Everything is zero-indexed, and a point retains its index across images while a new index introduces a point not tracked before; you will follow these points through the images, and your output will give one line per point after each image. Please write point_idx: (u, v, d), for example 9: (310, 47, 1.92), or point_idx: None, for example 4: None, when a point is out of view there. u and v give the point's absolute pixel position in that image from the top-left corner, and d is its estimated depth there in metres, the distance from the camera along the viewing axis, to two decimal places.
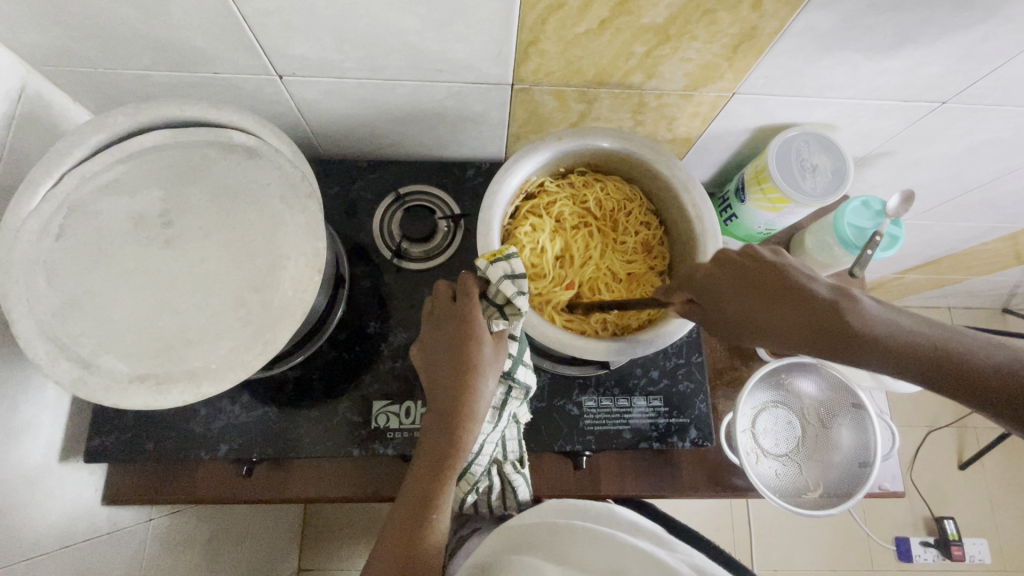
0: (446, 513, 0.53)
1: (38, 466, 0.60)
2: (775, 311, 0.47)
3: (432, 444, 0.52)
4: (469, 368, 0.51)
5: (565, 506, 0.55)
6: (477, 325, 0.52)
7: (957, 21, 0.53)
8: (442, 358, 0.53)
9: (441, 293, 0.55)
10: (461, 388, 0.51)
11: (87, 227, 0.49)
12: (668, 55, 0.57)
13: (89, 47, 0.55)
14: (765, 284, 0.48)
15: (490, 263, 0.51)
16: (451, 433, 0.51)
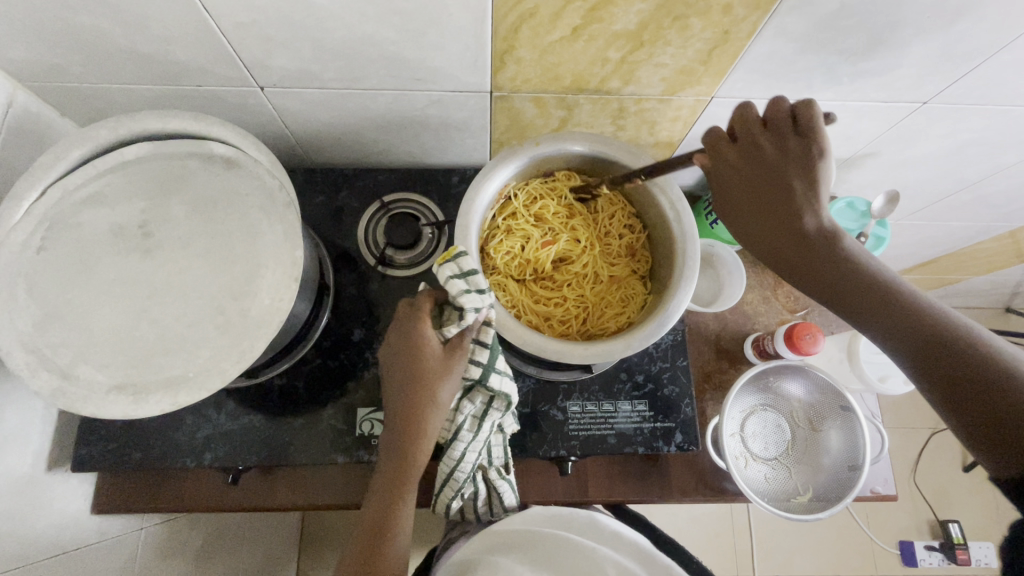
0: (405, 524, 0.55)
1: (26, 475, 0.61)
2: (771, 214, 0.52)
3: (390, 454, 0.55)
4: (420, 382, 0.53)
5: (545, 511, 0.58)
6: (427, 338, 0.53)
7: (931, 22, 0.53)
8: (396, 371, 0.54)
9: (402, 306, 0.56)
10: (413, 401, 0.53)
11: (68, 238, 0.50)
12: (643, 61, 0.58)
13: (73, 62, 0.56)
14: (772, 197, 0.51)
15: (439, 265, 0.52)
16: (407, 442, 0.54)
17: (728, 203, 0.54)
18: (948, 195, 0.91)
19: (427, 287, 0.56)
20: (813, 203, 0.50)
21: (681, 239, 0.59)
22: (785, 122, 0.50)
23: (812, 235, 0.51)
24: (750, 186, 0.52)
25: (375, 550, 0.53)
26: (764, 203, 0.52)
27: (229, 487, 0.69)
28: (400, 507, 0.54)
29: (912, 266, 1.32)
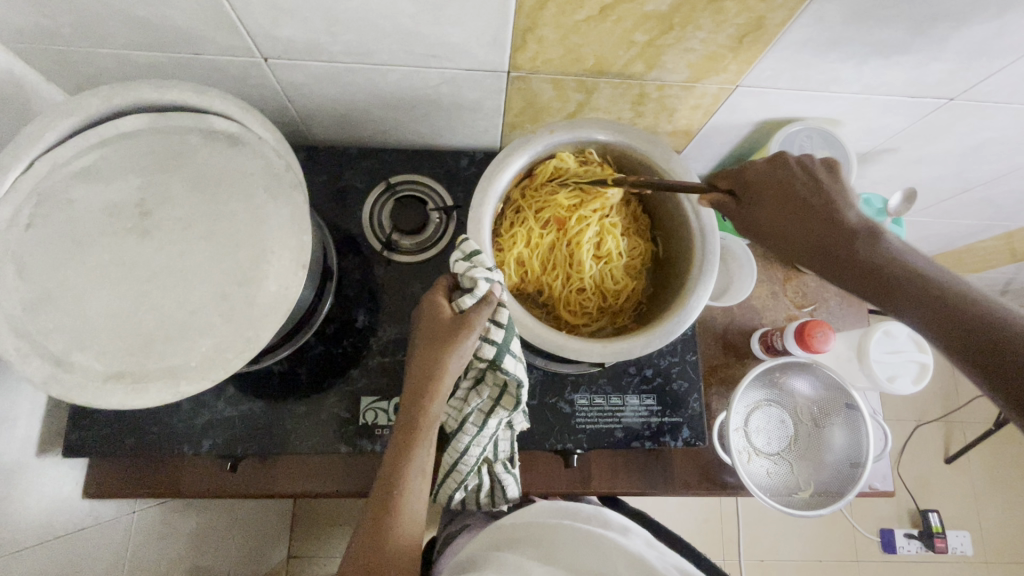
0: (411, 499, 0.52)
1: (14, 460, 0.58)
2: (807, 223, 0.51)
3: (400, 425, 0.53)
4: (429, 345, 0.52)
5: (554, 504, 0.55)
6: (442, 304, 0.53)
7: (972, 16, 0.51)
8: (415, 340, 0.54)
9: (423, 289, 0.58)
10: (422, 365, 0.52)
11: (59, 216, 0.47)
12: (671, 45, 0.55)
13: (61, 24, 0.52)
14: (786, 194, 0.53)
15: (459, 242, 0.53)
16: (414, 412, 0.52)
17: (791, 229, 0.52)
18: (958, 193, 0.91)
19: (445, 274, 0.57)
20: (847, 199, 0.51)
21: (700, 234, 0.58)
22: (788, 178, 0.53)
23: (799, 184, 0.52)
24: (772, 214, 0.53)
25: (378, 534, 0.49)
26: (784, 188, 0.53)
27: (227, 474, 0.67)
28: (406, 481, 0.51)
29: None
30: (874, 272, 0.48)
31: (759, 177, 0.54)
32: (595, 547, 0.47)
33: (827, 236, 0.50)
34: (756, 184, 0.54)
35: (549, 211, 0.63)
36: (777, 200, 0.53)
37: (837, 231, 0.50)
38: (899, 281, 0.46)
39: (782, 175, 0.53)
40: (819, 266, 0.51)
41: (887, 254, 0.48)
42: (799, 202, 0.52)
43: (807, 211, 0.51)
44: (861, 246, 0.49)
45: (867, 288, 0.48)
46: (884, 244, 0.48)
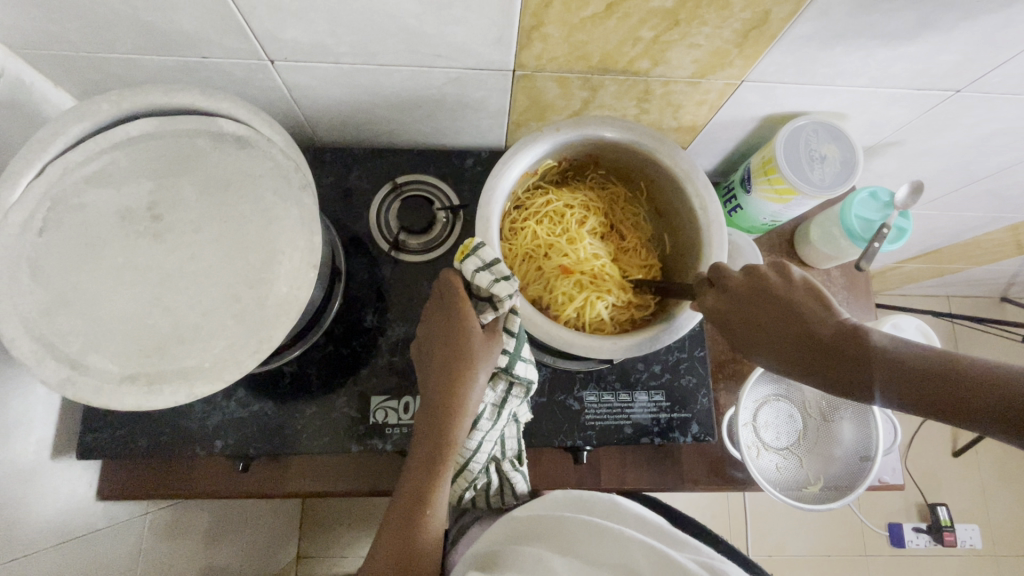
0: (441, 508, 0.53)
1: (29, 463, 0.59)
2: (768, 320, 0.51)
3: (428, 433, 0.53)
4: (461, 357, 0.53)
5: (570, 496, 0.55)
6: (469, 312, 0.54)
7: (978, 7, 0.51)
8: (437, 346, 0.54)
9: (433, 286, 0.57)
10: (454, 375, 0.53)
11: (71, 220, 0.48)
12: (676, 41, 0.55)
13: (70, 29, 0.52)
14: (763, 332, 0.51)
15: (462, 261, 0.53)
16: (443, 422, 0.53)
17: (768, 355, 0.51)
18: (964, 185, 0.90)
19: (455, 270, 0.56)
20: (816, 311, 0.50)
21: (707, 228, 0.58)
22: (738, 306, 0.52)
23: (787, 327, 0.50)
24: (750, 338, 0.52)
25: (409, 536, 0.51)
26: (771, 321, 0.51)
27: (238, 474, 0.67)
28: (438, 490, 0.53)
29: (918, 256, 1.32)
30: (918, 372, 0.43)
31: (718, 307, 0.53)
32: (613, 541, 0.46)
33: (786, 346, 0.50)
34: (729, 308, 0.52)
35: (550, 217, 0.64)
36: (753, 306, 0.52)
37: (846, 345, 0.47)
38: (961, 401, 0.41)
39: (770, 315, 0.51)
40: (765, 349, 0.51)
41: (920, 361, 0.44)
42: (768, 304, 0.52)
43: (804, 342, 0.49)
44: (860, 361, 0.46)
45: (819, 361, 0.48)
46: (885, 345, 0.46)
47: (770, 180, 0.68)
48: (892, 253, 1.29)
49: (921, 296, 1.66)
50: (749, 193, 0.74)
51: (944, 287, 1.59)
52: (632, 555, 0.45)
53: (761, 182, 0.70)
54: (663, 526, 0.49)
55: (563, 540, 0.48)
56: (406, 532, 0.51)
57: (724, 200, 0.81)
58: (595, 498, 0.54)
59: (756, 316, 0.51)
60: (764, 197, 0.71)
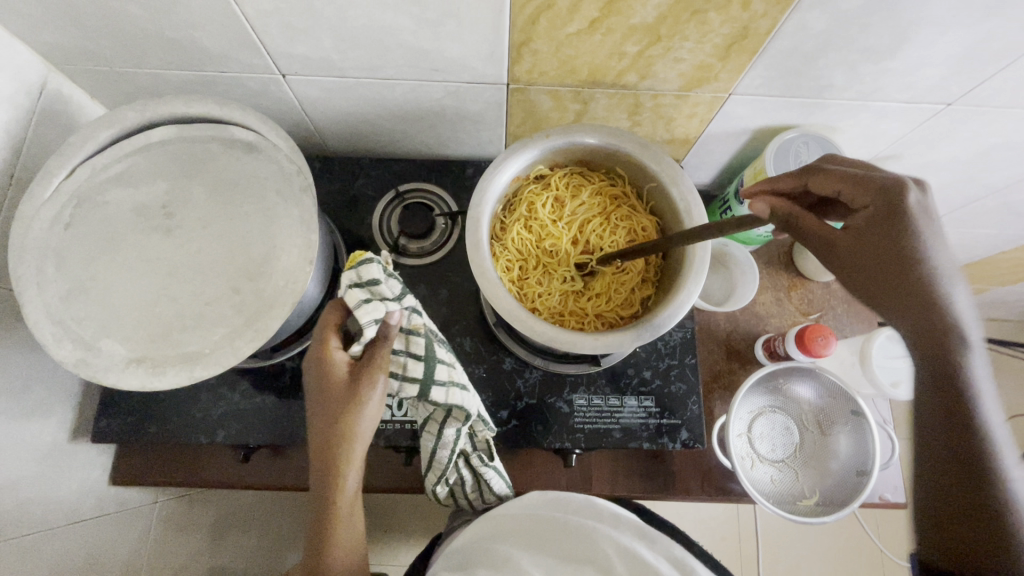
0: (342, 558, 0.55)
1: (49, 443, 0.63)
2: (867, 253, 0.51)
3: (319, 481, 0.54)
4: (328, 400, 0.53)
5: (545, 497, 0.60)
6: (336, 361, 0.53)
7: (956, 21, 0.52)
8: (313, 392, 0.54)
9: (314, 327, 0.55)
10: (324, 425, 0.53)
11: (95, 216, 0.52)
12: (660, 55, 0.58)
13: (104, 46, 0.58)
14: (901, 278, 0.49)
15: (346, 270, 0.53)
16: (330, 464, 0.53)
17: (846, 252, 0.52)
18: (973, 201, 0.89)
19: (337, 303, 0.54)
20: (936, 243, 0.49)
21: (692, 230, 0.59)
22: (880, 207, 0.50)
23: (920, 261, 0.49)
24: (869, 263, 0.51)
25: None
26: (881, 274, 0.50)
27: (240, 465, 0.70)
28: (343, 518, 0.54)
29: None
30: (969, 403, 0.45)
31: (856, 227, 0.52)
32: (588, 540, 0.54)
33: (866, 250, 0.51)
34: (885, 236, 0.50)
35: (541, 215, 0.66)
36: (878, 256, 0.50)
37: (955, 374, 0.46)
38: (965, 503, 0.43)
39: (897, 244, 0.49)
40: (849, 265, 0.52)
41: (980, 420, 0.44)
42: (894, 236, 0.49)
43: (947, 342, 0.47)
44: (933, 368, 0.47)
45: (887, 298, 0.50)
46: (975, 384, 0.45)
47: None
48: None
49: None
50: (742, 204, 0.74)
51: (967, 309, 1.55)
52: (606, 557, 0.52)
53: None
54: (636, 523, 0.57)
55: (545, 542, 0.54)
56: None
57: (719, 212, 0.81)
58: (566, 498, 0.60)
59: (856, 254, 0.52)
60: None
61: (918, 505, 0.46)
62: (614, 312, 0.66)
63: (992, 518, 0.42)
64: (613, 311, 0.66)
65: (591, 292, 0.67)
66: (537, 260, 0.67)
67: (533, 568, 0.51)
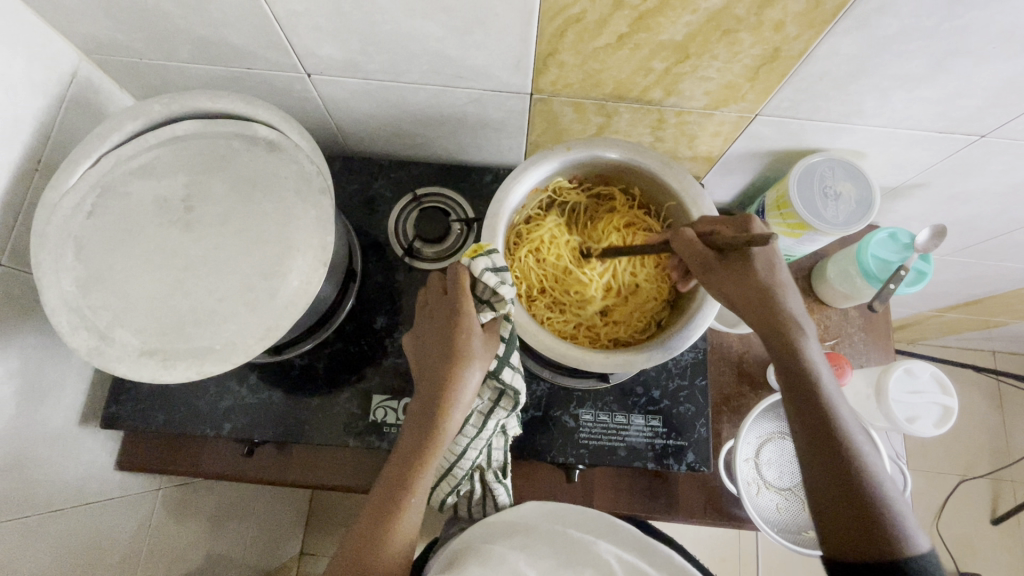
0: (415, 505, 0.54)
1: (58, 425, 0.64)
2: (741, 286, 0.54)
3: (418, 428, 0.54)
4: (455, 359, 0.53)
5: (542, 508, 0.60)
6: (467, 311, 0.54)
7: (996, 53, 0.51)
8: (434, 341, 0.55)
9: (443, 281, 0.58)
10: (446, 371, 0.53)
11: (116, 206, 0.53)
12: (687, 73, 0.57)
13: (135, 39, 0.59)
14: (767, 307, 0.53)
15: (472, 258, 0.54)
16: (436, 413, 0.53)
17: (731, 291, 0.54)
18: (1000, 234, 0.87)
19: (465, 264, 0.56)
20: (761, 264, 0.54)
21: None
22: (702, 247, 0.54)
23: (777, 298, 0.53)
24: (744, 296, 0.53)
25: (376, 532, 0.52)
26: (767, 314, 0.53)
27: (243, 458, 0.71)
28: (419, 480, 0.53)
29: (956, 306, 1.26)
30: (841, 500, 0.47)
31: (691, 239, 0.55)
32: (585, 548, 0.53)
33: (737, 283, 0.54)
34: (738, 274, 0.54)
35: (555, 235, 0.66)
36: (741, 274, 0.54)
37: (813, 380, 0.51)
38: (847, 494, 0.47)
39: (752, 287, 0.53)
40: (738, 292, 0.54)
41: (846, 435, 0.49)
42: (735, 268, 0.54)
43: (794, 349, 0.52)
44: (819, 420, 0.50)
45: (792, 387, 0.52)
46: (841, 417, 0.50)
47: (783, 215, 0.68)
48: (925, 299, 1.24)
49: (961, 349, 1.57)
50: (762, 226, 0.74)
51: (987, 342, 1.51)
52: (604, 561, 0.51)
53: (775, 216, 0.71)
54: (634, 535, 0.56)
55: (536, 544, 0.53)
56: (377, 525, 0.52)
57: None
58: (564, 508, 0.61)
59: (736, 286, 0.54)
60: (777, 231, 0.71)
61: (812, 496, 0.49)
62: (627, 330, 0.66)
63: (856, 494, 0.47)
64: (625, 329, 0.66)
65: (603, 313, 0.66)
66: (553, 275, 0.66)
67: (517, 565, 0.50)
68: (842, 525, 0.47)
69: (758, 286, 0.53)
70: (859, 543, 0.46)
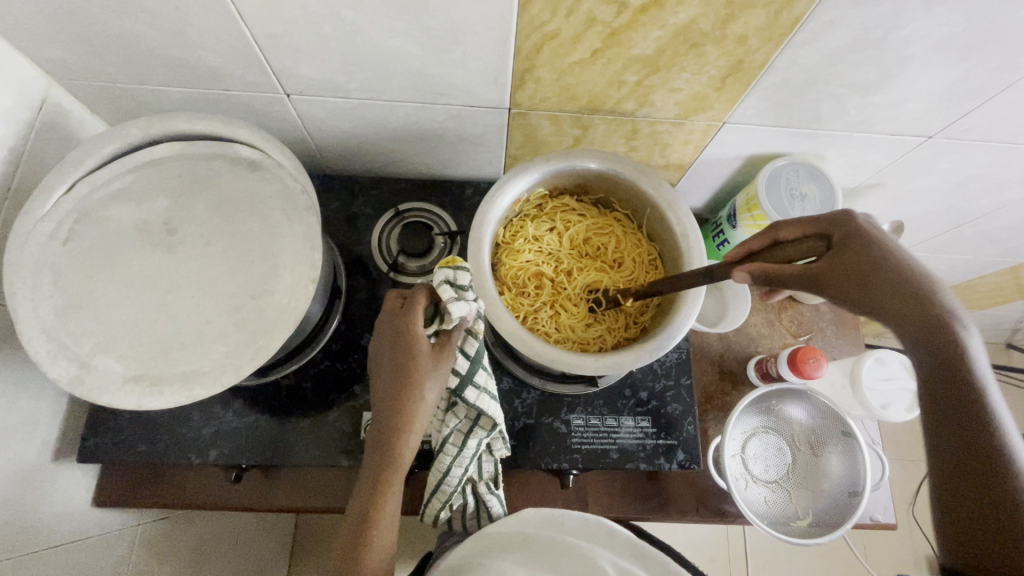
0: (388, 522, 0.53)
1: (31, 461, 0.61)
2: (864, 285, 0.51)
3: (379, 447, 0.54)
4: (410, 371, 0.54)
5: (540, 512, 0.58)
6: (414, 328, 0.55)
7: (937, 59, 0.55)
8: (383, 360, 0.56)
9: (392, 301, 0.58)
10: (400, 388, 0.54)
11: (95, 231, 0.52)
12: (658, 85, 0.60)
13: (109, 63, 0.58)
14: (902, 291, 0.50)
15: (468, 269, 0.56)
16: (397, 430, 0.53)
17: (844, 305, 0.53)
18: (952, 228, 0.93)
19: (422, 285, 0.58)
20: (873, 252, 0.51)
21: (689, 252, 0.61)
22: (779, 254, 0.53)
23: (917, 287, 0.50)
24: (891, 284, 0.51)
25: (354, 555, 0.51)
26: (904, 296, 0.50)
27: (230, 484, 0.69)
28: (388, 495, 0.53)
29: None
30: (968, 469, 0.47)
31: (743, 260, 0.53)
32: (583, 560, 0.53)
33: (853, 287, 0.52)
34: (875, 269, 0.51)
35: (538, 235, 0.68)
36: (853, 273, 0.51)
37: (960, 349, 0.49)
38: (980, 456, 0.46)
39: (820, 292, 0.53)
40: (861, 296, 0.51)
41: (978, 387, 0.48)
42: (858, 267, 0.51)
43: (935, 325, 0.49)
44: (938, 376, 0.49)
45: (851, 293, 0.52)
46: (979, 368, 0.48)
47: (753, 216, 0.71)
48: None
49: None
50: (735, 228, 0.77)
51: None
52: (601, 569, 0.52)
53: (745, 218, 0.74)
54: (631, 538, 0.55)
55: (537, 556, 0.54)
56: (354, 545, 0.51)
57: (712, 235, 0.83)
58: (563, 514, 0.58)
59: (879, 289, 0.51)
60: (748, 231, 0.75)
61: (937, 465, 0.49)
62: (605, 331, 0.68)
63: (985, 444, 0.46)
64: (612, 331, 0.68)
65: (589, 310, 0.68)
66: (529, 267, 0.67)
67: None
68: (963, 471, 0.47)
69: (883, 280, 0.51)
70: (982, 525, 0.46)
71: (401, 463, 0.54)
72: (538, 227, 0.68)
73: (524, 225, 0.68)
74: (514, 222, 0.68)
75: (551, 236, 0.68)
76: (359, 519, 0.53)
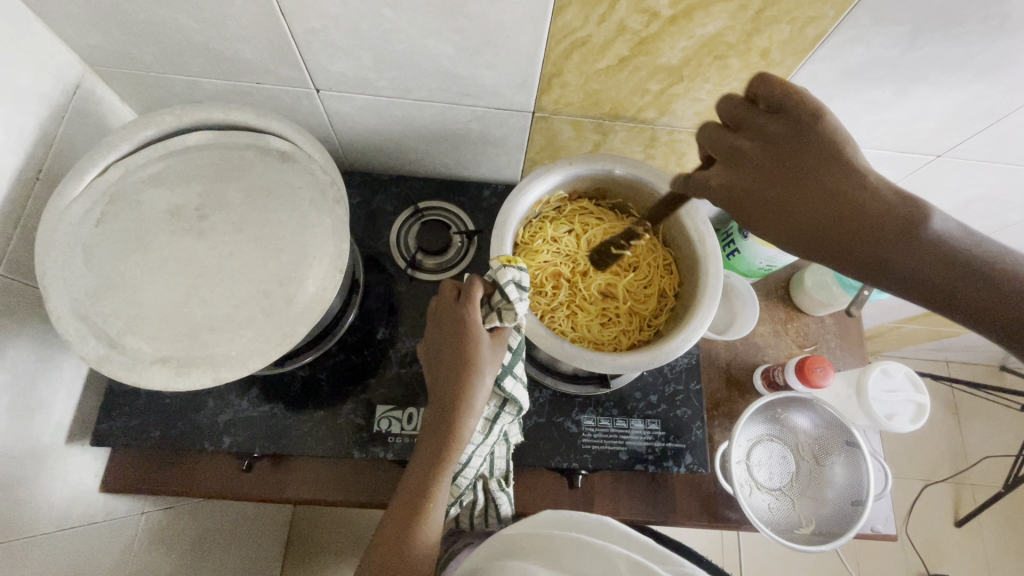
0: (438, 510, 0.54)
1: (46, 442, 0.61)
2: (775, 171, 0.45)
3: (434, 438, 0.54)
4: (468, 363, 0.54)
5: (556, 515, 0.60)
6: (475, 322, 0.55)
7: (951, 80, 0.57)
8: (443, 351, 0.56)
9: (449, 293, 0.58)
10: (459, 381, 0.54)
11: (127, 214, 0.53)
12: (681, 94, 0.62)
13: (146, 52, 0.59)
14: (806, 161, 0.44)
15: (503, 266, 0.55)
16: (449, 422, 0.54)
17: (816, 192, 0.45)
18: None
19: (479, 276, 0.57)
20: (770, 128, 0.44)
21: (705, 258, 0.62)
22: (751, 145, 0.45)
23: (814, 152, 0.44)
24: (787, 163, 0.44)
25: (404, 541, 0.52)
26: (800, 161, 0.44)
27: (241, 473, 0.69)
28: (439, 487, 0.54)
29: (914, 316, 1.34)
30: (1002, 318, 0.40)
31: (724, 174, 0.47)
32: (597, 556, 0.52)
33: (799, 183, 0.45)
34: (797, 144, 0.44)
35: (557, 237, 0.70)
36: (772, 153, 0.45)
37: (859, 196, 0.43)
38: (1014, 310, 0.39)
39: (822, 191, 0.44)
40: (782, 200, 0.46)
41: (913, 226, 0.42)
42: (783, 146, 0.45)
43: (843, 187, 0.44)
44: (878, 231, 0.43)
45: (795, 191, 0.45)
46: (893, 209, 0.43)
47: None
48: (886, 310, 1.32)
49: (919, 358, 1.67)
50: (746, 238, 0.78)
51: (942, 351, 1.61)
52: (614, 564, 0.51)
53: None
54: (644, 541, 0.56)
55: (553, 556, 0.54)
56: (405, 532, 0.53)
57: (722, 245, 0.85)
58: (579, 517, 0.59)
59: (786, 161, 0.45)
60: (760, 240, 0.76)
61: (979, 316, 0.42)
62: (619, 332, 0.69)
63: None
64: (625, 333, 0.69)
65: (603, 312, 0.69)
66: (547, 266, 0.68)
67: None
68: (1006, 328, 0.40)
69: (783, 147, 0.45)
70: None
71: (453, 457, 0.54)
72: (557, 228, 0.70)
73: (543, 226, 0.69)
74: (534, 223, 0.70)
75: (569, 237, 0.70)
76: (409, 507, 0.54)
